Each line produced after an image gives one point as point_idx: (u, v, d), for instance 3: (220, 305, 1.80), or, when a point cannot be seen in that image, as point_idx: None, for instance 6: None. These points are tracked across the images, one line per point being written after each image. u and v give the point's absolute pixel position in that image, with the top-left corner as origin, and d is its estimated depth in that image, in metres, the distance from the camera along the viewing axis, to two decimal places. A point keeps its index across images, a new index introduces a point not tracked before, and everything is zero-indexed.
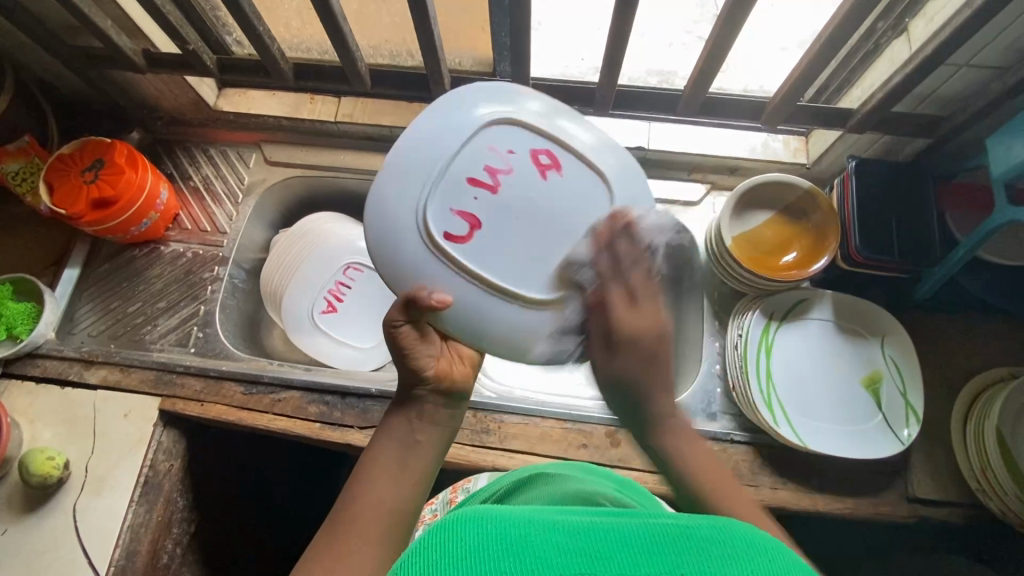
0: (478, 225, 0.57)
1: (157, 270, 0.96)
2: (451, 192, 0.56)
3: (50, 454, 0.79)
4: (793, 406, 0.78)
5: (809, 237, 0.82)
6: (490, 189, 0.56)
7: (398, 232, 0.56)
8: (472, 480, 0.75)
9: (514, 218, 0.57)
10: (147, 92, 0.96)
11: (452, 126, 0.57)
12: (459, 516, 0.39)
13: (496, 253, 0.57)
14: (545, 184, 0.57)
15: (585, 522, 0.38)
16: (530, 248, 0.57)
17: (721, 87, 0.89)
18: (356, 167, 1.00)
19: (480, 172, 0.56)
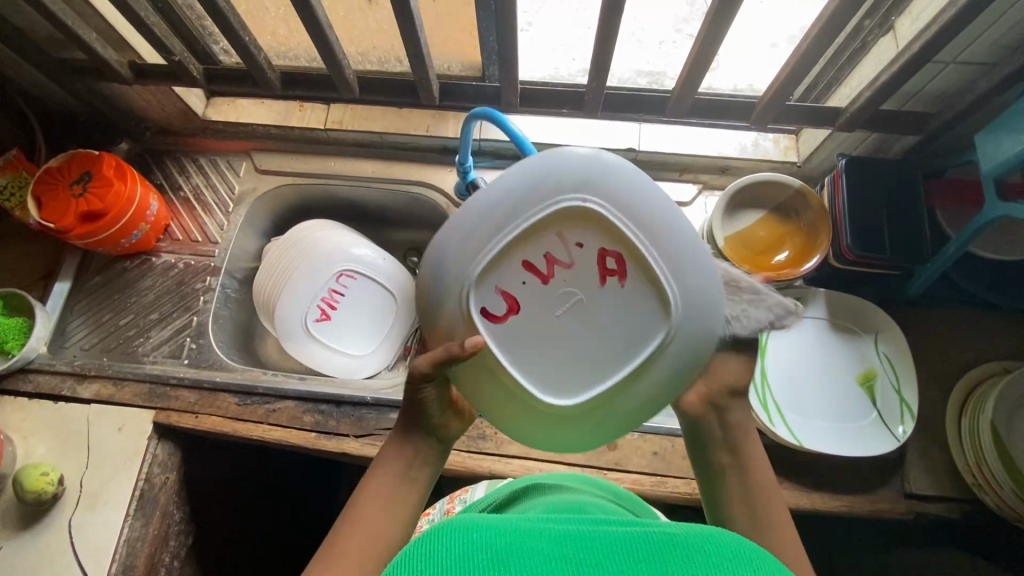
0: (523, 315, 0.51)
1: (149, 282, 0.95)
2: (505, 271, 0.50)
3: (44, 470, 0.79)
4: (790, 406, 0.78)
5: (801, 236, 0.82)
6: (546, 281, 0.50)
7: (442, 293, 0.50)
8: (469, 491, 0.75)
9: (557, 318, 0.51)
10: (135, 103, 0.95)
11: (528, 195, 0.48)
12: (448, 524, 0.40)
13: (534, 355, 0.52)
14: (603, 292, 0.51)
15: (569, 532, 0.39)
16: (563, 353, 0.51)
17: (711, 87, 0.90)
18: (347, 174, 1.00)
19: (541, 261, 0.50)
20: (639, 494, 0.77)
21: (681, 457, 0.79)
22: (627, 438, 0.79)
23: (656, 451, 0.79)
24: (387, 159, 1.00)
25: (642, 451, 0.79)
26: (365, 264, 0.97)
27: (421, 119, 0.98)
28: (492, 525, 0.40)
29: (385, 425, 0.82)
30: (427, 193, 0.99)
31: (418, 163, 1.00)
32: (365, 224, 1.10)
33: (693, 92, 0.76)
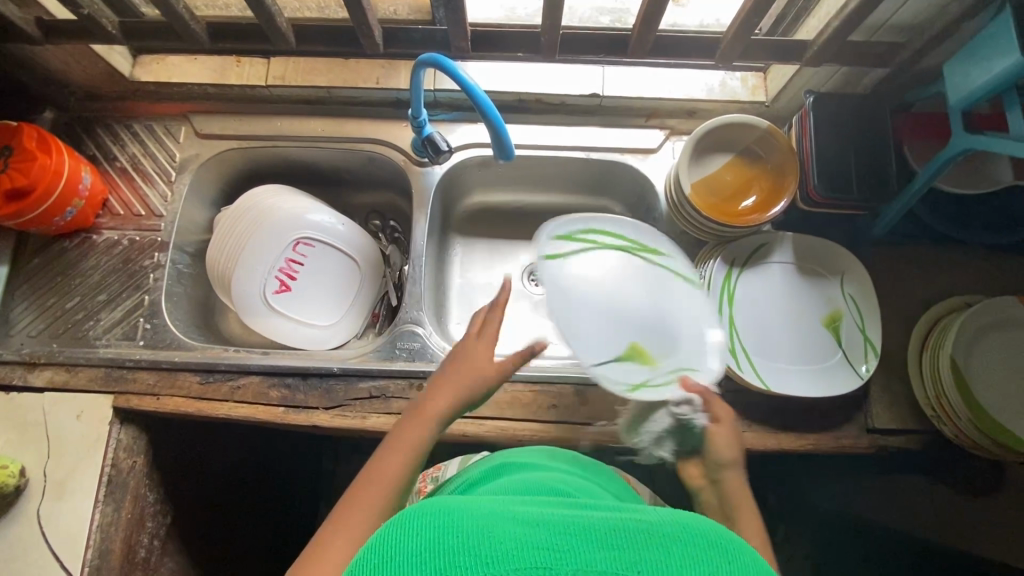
0: (555, 300, 0.65)
1: (93, 261, 0.90)
2: (547, 275, 0.68)
3: (2, 463, 0.76)
4: (761, 347, 0.79)
5: (769, 178, 0.80)
6: (557, 292, 0.67)
7: (557, 263, 0.69)
8: (443, 467, 0.81)
9: (594, 317, 0.67)
10: (52, 66, 0.86)
11: (549, 263, 0.69)
12: (423, 506, 0.39)
13: (613, 330, 0.67)
14: (563, 304, 0.66)
15: (544, 518, 0.38)
16: (586, 330, 0.66)
17: (676, 24, 0.85)
18: (296, 134, 0.93)
19: (587, 289, 0.69)
20: (612, 446, 0.77)
21: None
22: (599, 392, 0.80)
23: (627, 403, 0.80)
24: (336, 116, 0.94)
25: (614, 404, 0.79)
26: (322, 230, 0.93)
27: (371, 70, 0.91)
28: (466, 508, 0.39)
29: (355, 395, 0.81)
30: (382, 151, 0.93)
31: (371, 119, 0.94)
32: (321, 188, 1.05)
33: (656, 27, 0.69)
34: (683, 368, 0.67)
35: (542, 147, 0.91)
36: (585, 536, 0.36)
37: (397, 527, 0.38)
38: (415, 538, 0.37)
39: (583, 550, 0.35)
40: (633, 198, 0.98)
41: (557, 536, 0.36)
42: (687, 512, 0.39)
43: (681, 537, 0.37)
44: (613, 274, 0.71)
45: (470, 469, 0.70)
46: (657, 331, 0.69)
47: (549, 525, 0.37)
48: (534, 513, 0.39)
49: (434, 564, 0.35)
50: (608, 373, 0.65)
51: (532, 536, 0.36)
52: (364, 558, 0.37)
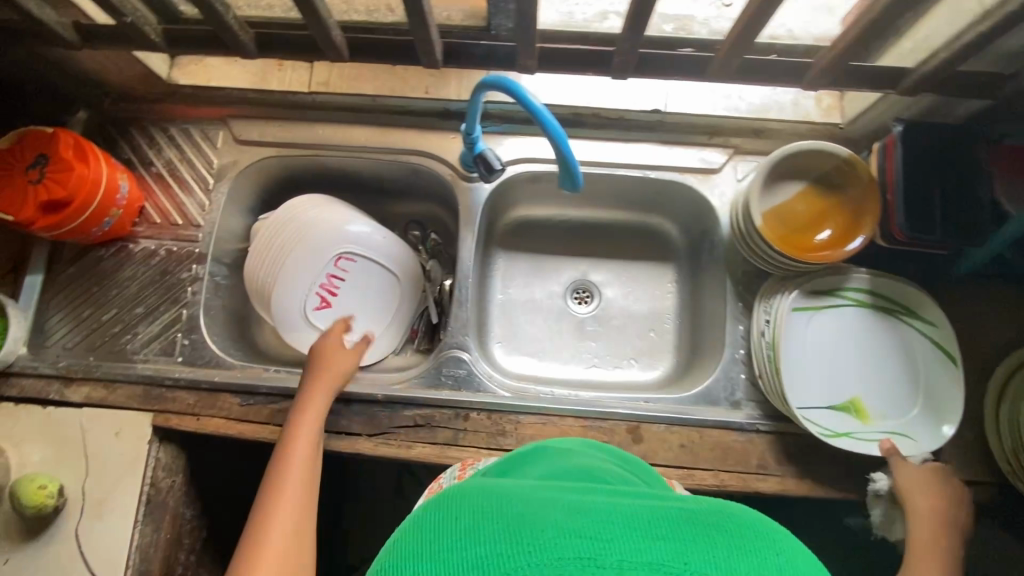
0: (789, 348, 0.75)
1: (129, 272, 0.87)
2: (795, 333, 0.75)
3: (42, 482, 0.74)
4: (869, 396, 0.75)
5: (845, 211, 0.75)
6: (801, 344, 0.75)
7: (799, 319, 0.76)
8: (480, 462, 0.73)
9: (836, 364, 0.76)
10: (88, 68, 0.82)
11: (810, 321, 0.76)
12: (442, 498, 0.35)
13: (843, 378, 0.75)
14: (794, 355, 0.75)
15: (580, 505, 0.33)
16: (818, 374, 0.75)
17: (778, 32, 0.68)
18: (339, 144, 0.89)
19: (843, 345, 0.76)
20: None
21: (709, 448, 0.76)
22: (653, 430, 0.77)
23: (683, 443, 0.76)
24: (380, 125, 0.89)
25: (669, 443, 0.76)
26: (363, 244, 0.90)
27: (418, 79, 0.87)
28: (492, 492, 0.34)
29: (399, 423, 0.78)
30: (428, 164, 0.89)
31: (417, 129, 0.89)
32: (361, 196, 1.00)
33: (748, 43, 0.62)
34: (842, 433, 0.73)
35: (598, 164, 0.86)
36: (618, 522, 0.31)
37: (416, 529, 0.33)
38: (441, 527, 0.32)
39: (619, 539, 0.29)
40: (689, 218, 0.93)
41: (591, 520, 0.30)
42: (718, 501, 0.34)
43: (721, 524, 0.32)
44: (845, 329, 0.76)
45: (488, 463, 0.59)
46: (888, 390, 0.75)
47: (585, 512, 0.32)
48: (564, 499, 0.34)
49: (462, 557, 0.30)
50: (811, 416, 0.73)
51: (564, 521, 0.31)
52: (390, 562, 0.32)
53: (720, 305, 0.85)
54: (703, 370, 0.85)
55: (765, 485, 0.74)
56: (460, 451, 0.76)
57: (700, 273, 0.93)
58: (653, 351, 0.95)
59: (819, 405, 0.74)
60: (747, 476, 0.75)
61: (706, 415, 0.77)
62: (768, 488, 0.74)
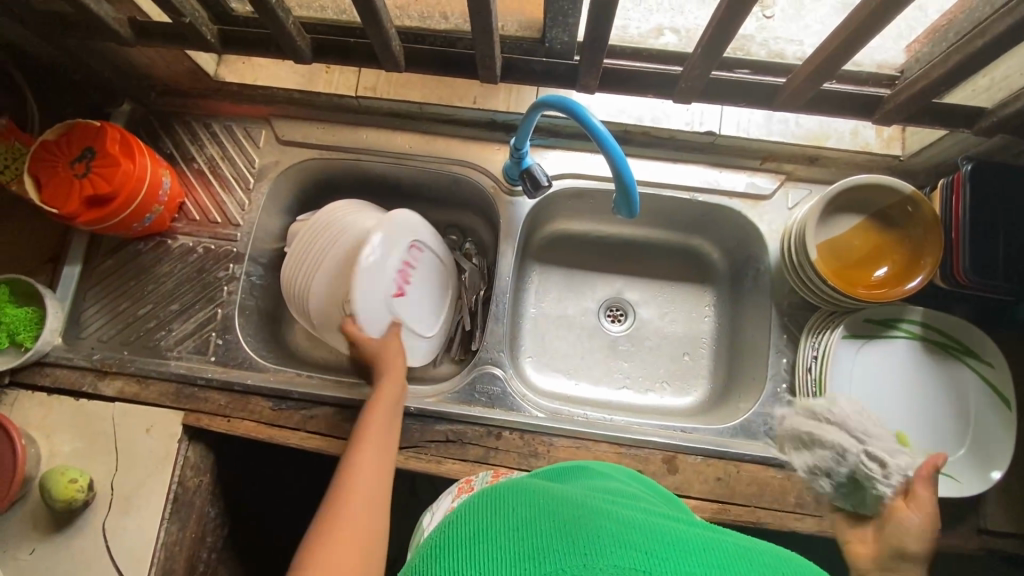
0: (830, 376, 0.74)
1: (166, 267, 0.87)
2: (839, 361, 0.74)
3: (73, 476, 0.74)
4: (915, 429, 0.73)
5: (905, 248, 0.72)
6: (843, 373, 0.74)
7: (845, 347, 0.75)
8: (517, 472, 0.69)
9: (879, 395, 0.74)
10: (137, 62, 0.82)
11: (856, 349, 0.75)
12: (512, 494, 0.41)
13: (886, 408, 0.73)
14: (835, 383, 0.74)
15: (642, 522, 0.36)
16: (860, 404, 0.74)
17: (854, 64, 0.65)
18: (382, 149, 0.88)
19: (888, 375, 0.74)
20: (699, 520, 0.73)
21: (746, 483, 0.74)
22: (688, 460, 0.75)
23: (719, 476, 0.74)
24: (424, 132, 0.88)
25: (705, 476, 0.74)
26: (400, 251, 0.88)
27: (466, 88, 0.85)
28: (558, 501, 0.39)
29: (430, 437, 0.77)
30: (471, 174, 0.87)
31: (461, 140, 0.87)
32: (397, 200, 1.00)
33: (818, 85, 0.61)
34: None
35: (644, 184, 0.84)
36: (673, 546, 0.34)
37: (483, 517, 0.39)
38: (509, 525, 0.37)
39: (675, 556, 0.33)
40: (732, 242, 0.91)
41: (648, 538, 0.34)
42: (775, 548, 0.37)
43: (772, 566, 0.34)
44: (893, 360, 0.74)
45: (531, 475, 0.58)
46: (935, 423, 0.72)
47: (640, 528, 0.35)
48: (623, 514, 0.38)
49: (525, 549, 0.34)
50: None
51: (623, 532, 0.35)
52: (458, 546, 0.37)
53: (762, 336, 0.83)
54: (741, 399, 0.83)
55: (802, 524, 0.72)
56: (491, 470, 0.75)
57: (741, 299, 0.91)
58: (687, 376, 0.92)
59: None
60: (784, 515, 0.73)
61: (745, 449, 0.75)
62: (806, 528, 0.72)
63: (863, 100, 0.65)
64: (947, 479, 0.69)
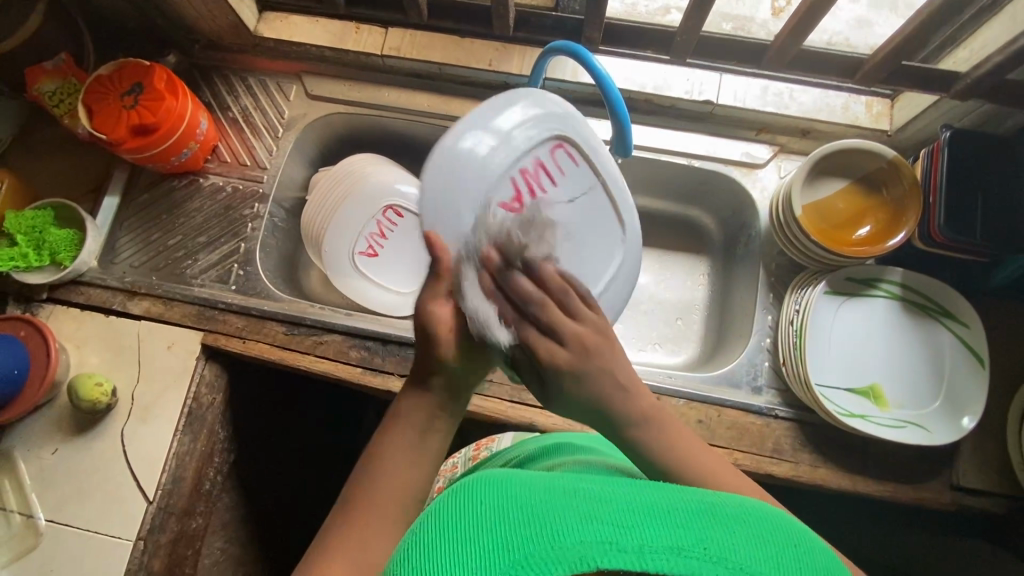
0: (811, 331, 0.76)
1: (197, 203, 0.93)
2: (820, 318, 0.77)
3: (99, 380, 0.80)
4: (890, 383, 0.76)
5: (886, 211, 0.77)
6: (824, 329, 0.77)
7: (826, 305, 0.78)
8: (496, 440, 0.79)
9: (856, 351, 0.77)
10: (185, 13, 0.90)
11: (836, 307, 0.78)
12: (476, 481, 0.39)
13: (862, 363, 0.77)
14: (815, 337, 0.77)
15: (607, 492, 0.36)
16: (838, 358, 0.77)
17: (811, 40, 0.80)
18: (402, 107, 0.95)
19: (865, 332, 0.78)
20: None
21: (726, 427, 0.78)
22: (672, 403, 0.79)
23: (701, 419, 0.78)
24: (442, 93, 0.95)
25: (687, 418, 0.78)
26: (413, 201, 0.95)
27: (484, 51, 0.91)
28: (525, 478, 0.38)
29: None
30: None
31: (475, 101, 0.94)
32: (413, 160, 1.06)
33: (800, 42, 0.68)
34: (858, 412, 0.74)
35: (646, 148, 0.89)
36: (639, 509, 0.34)
37: (453, 503, 0.38)
38: (477, 511, 0.36)
39: (641, 525, 0.33)
40: (727, 211, 0.95)
41: (617, 510, 0.34)
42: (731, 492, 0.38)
43: (735, 514, 0.35)
44: (870, 319, 0.78)
45: (522, 446, 0.69)
46: (909, 378, 0.76)
47: (608, 501, 0.35)
48: (588, 483, 0.38)
49: (502, 536, 0.34)
50: (830, 397, 0.75)
51: (592, 506, 0.34)
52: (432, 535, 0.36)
53: (750, 296, 0.87)
54: (727, 356, 0.87)
55: (778, 468, 0.75)
56: (485, 401, 0.79)
57: (733, 266, 0.95)
58: (678, 337, 0.96)
59: (838, 388, 0.76)
60: (762, 458, 0.76)
61: (727, 395, 0.79)
62: (781, 472, 0.75)
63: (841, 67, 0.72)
64: (919, 430, 0.73)
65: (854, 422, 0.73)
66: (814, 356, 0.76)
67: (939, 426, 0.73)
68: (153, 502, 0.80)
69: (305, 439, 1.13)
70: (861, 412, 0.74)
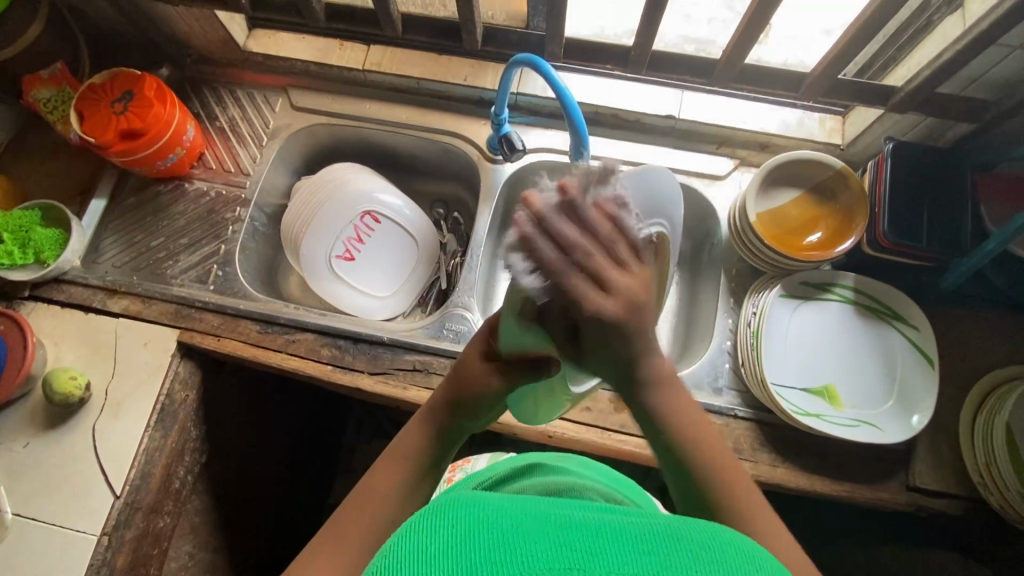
0: (766, 333, 0.79)
1: (181, 207, 0.97)
2: (776, 320, 0.80)
3: (73, 374, 0.82)
4: (845, 384, 0.78)
5: (837, 218, 0.81)
6: (780, 332, 0.80)
7: (781, 309, 0.80)
8: (471, 462, 0.81)
9: (811, 353, 0.80)
10: (178, 27, 0.95)
11: (791, 311, 0.81)
12: (451, 500, 0.39)
13: (817, 364, 0.79)
14: (771, 339, 0.79)
15: (572, 518, 0.37)
16: (794, 360, 0.79)
17: (759, 60, 0.87)
18: (382, 119, 1.00)
19: (819, 335, 0.80)
20: (640, 457, 0.78)
21: None
22: None
23: None
24: (420, 106, 0.99)
25: None
26: (390, 208, 0.98)
27: (459, 68, 0.97)
28: (500, 503, 0.38)
29: (399, 365, 0.84)
30: (459, 144, 0.98)
31: (451, 113, 0.99)
32: (393, 171, 1.10)
33: (742, 59, 0.77)
34: (814, 413, 0.76)
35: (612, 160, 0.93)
36: (610, 540, 0.35)
37: (427, 517, 0.37)
38: (448, 528, 0.36)
39: (605, 553, 0.34)
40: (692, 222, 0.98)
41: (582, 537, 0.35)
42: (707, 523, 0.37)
43: (698, 537, 0.36)
44: (824, 322, 0.81)
45: (499, 465, 0.68)
46: (863, 379, 0.78)
47: (573, 528, 0.36)
48: (563, 512, 0.38)
49: (469, 557, 0.34)
50: (785, 397, 0.77)
51: (563, 538, 0.35)
52: (399, 545, 0.35)
53: (712, 302, 0.90)
54: (690, 359, 0.89)
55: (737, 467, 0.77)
56: None
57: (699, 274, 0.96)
58: None
59: (794, 389, 0.78)
60: None
61: None
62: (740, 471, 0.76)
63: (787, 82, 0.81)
64: (872, 428, 0.75)
65: (809, 421, 0.75)
66: (770, 357, 0.79)
67: (892, 426, 0.75)
68: (120, 497, 0.80)
69: (279, 445, 1.13)
70: (816, 412, 0.76)
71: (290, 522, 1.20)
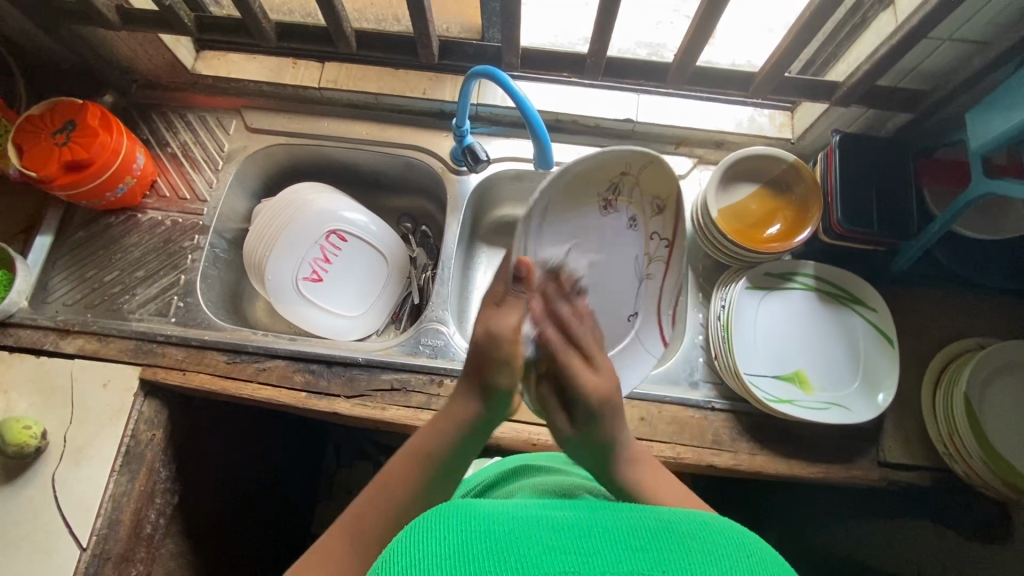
0: (737, 326, 0.81)
1: (136, 238, 0.93)
2: (744, 313, 0.82)
3: (27, 423, 0.77)
4: (813, 368, 0.81)
5: (792, 211, 0.84)
6: (750, 324, 0.82)
7: (748, 301, 0.83)
8: None
9: (782, 342, 0.82)
10: (121, 53, 0.91)
11: (759, 302, 0.83)
12: (446, 508, 0.38)
13: (786, 352, 0.82)
14: (741, 332, 0.81)
15: (564, 519, 0.37)
16: (766, 350, 0.81)
17: (709, 61, 0.90)
18: (341, 136, 0.98)
19: (785, 322, 0.83)
20: None
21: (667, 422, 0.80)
22: None
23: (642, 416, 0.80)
24: (381, 121, 0.98)
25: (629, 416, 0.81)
26: (355, 225, 0.97)
27: (418, 81, 0.97)
28: (486, 510, 0.38)
29: (376, 386, 0.83)
30: (423, 157, 0.98)
31: (411, 126, 0.98)
32: (356, 187, 1.09)
33: (694, 61, 0.80)
34: (790, 400, 0.78)
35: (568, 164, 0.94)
36: (598, 538, 0.35)
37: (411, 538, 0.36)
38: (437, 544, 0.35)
39: (600, 555, 0.34)
40: None
41: (576, 538, 0.35)
42: (689, 512, 0.39)
43: (691, 532, 0.36)
44: (791, 310, 0.83)
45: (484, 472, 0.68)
46: (830, 362, 0.81)
47: (567, 529, 0.36)
48: (556, 514, 0.38)
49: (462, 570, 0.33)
50: (760, 387, 0.78)
51: (551, 540, 0.35)
52: (393, 562, 0.35)
53: None
54: None
55: (718, 459, 0.78)
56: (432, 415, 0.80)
57: None
58: None
59: (767, 377, 0.80)
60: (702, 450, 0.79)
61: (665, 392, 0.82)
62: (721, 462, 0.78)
63: (736, 81, 0.84)
64: (841, 409, 0.77)
65: (785, 408, 0.77)
66: (741, 349, 0.80)
67: (861, 405, 0.78)
68: (86, 549, 0.76)
69: (256, 478, 1.09)
70: (791, 400, 0.78)
71: (272, 557, 1.15)
